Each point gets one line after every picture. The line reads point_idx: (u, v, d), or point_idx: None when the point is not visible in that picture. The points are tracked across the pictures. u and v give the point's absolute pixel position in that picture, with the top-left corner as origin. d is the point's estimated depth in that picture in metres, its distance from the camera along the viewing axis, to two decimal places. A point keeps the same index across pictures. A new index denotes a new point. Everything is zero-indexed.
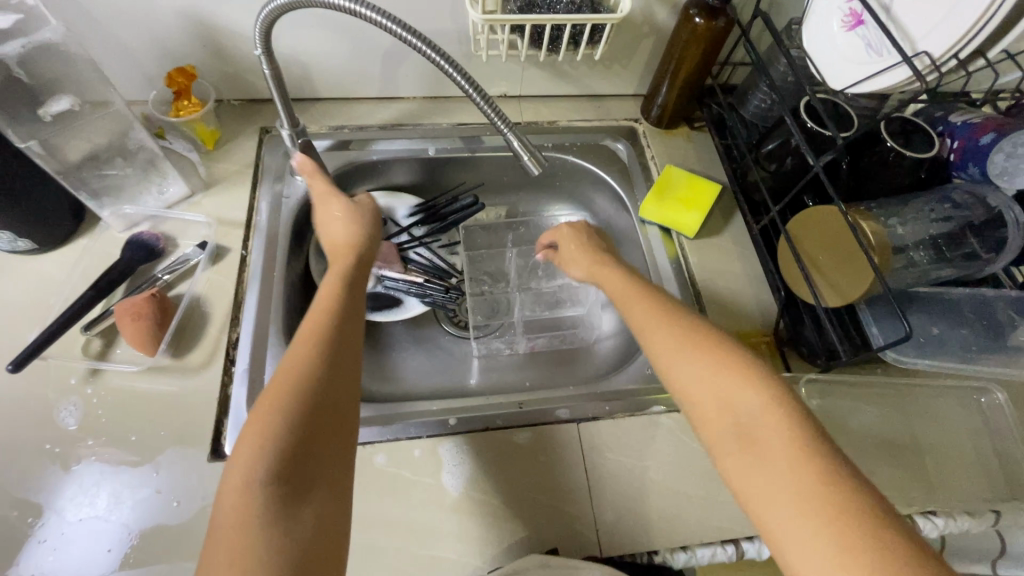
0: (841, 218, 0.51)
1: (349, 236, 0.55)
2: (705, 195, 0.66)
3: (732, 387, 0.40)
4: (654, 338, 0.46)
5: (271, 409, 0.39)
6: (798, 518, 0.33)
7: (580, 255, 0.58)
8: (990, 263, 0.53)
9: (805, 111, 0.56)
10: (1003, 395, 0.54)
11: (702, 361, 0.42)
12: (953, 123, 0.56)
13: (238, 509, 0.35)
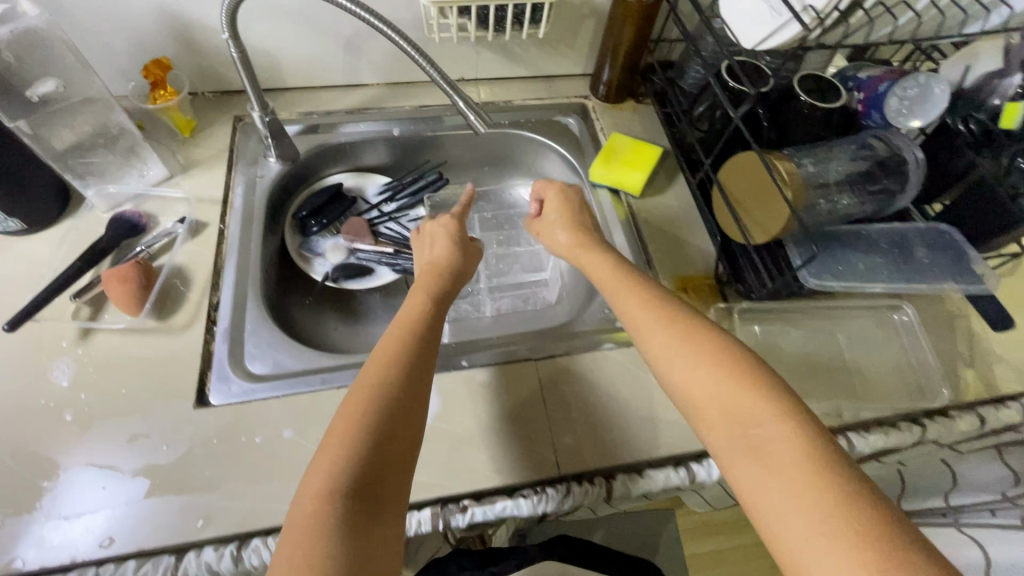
0: (758, 161, 0.57)
1: (440, 253, 0.61)
2: (647, 157, 0.71)
3: (735, 392, 0.42)
4: (652, 341, 0.48)
5: (348, 418, 0.43)
6: (808, 524, 0.35)
7: (565, 214, 0.64)
8: (901, 197, 0.61)
9: (727, 72, 0.62)
10: (911, 309, 0.62)
11: (703, 364, 0.45)
12: (859, 77, 0.63)
13: (306, 519, 0.38)
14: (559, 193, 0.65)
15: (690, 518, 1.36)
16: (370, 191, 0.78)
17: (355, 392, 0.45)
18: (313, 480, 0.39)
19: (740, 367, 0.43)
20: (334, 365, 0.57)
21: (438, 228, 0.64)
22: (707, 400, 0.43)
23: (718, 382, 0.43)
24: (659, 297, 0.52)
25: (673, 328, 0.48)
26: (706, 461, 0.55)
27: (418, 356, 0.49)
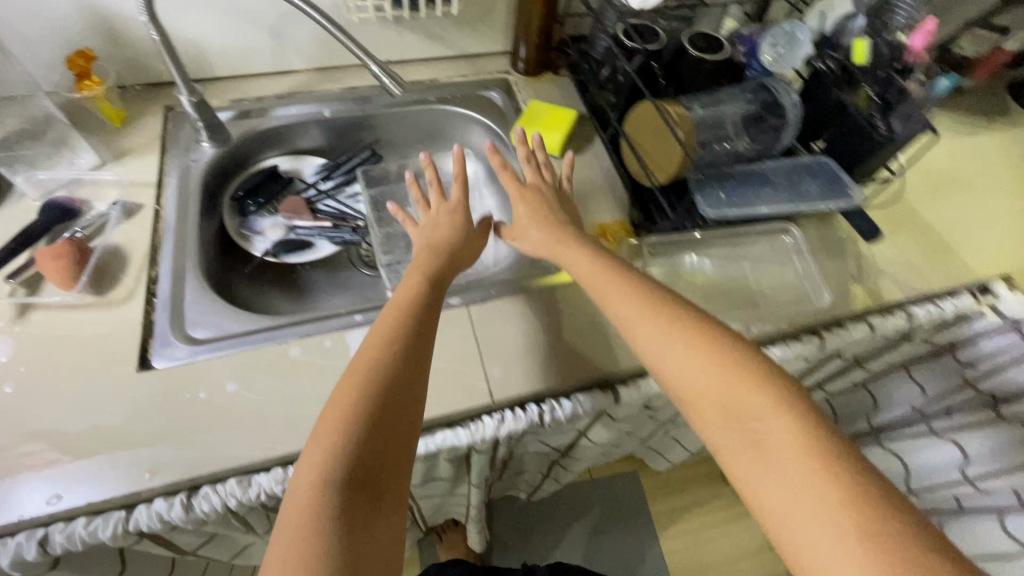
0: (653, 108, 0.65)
1: (440, 235, 0.61)
2: (563, 118, 0.76)
3: (734, 382, 0.45)
4: (640, 331, 0.50)
5: (344, 422, 0.43)
6: (801, 511, 0.38)
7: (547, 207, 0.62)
8: (784, 135, 0.69)
9: (623, 35, 0.68)
10: (798, 230, 0.69)
11: (699, 354, 0.47)
12: (743, 33, 0.71)
13: (304, 509, 0.39)
14: (529, 211, 0.62)
15: (652, 478, 1.43)
16: (306, 172, 0.81)
17: (343, 391, 0.45)
18: (310, 477, 0.40)
19: (737, 360, 0.46)
20: (275, 324, 0.59)
21: (441, 212, 0.63)
22: (705, 390, 0.45)
23: (715, 372, 0.45)
24: (648, 285, 0.53)
25: (668, 316, 0.49)
26: (628, 383, 0.61)
27: (418, 358, 0.49)
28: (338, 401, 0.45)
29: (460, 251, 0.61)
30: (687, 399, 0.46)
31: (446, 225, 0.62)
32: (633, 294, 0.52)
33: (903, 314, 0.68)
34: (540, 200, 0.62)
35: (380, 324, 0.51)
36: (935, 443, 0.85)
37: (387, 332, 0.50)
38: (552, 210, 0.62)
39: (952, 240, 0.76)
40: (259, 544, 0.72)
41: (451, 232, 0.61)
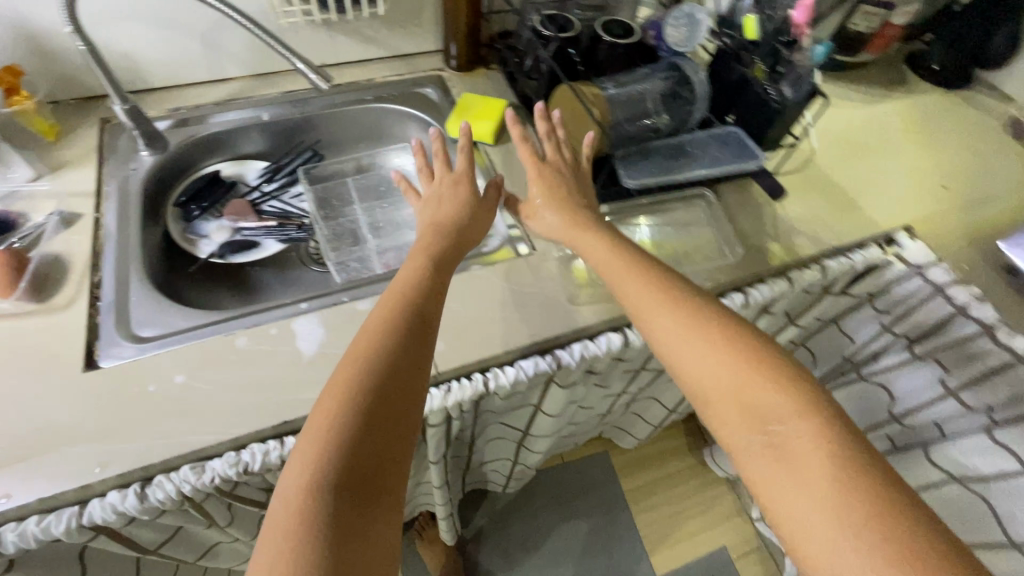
0: (568, 91, 0.72)
1: (445, 213, 0.62)
2: (493, 108, 0.80)
3: (752, 381, 0.46)
4: (660, 327, 0.52)
5: (342, 417, 0.43)
6: (811, 510, 0.40)
7: (557, 183, 0.63)
8: (696, 109, 0.74)
9: (539, 25, 0.73)
10: (712, 193, 0.75)
11: (713, 351, 0.49)
12: (653, 19, 0.77)
13: (295, 511, 0.39)
14: (540, 189, 0.63)
15: (623, 457, 1.47)
16: (249, 176, 0.84)
17: (339, 385, 0.45)
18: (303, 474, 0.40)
19: (760, 360, 0.48)
20: (221, 318, 0.61)
21: (444, 185, 0.65)
22: (722, 387, 0.47)
23: (732, 368, 0.48)
24: (667, 282, 0.54)
25: (685, 312, 0.52)
26: (567, 347, 0.66)
27: (416, 359, 0.48)
28: (334, 393, 0.45)
29: (469, 229, 0.62)
30: (701, 394, 0.48)
31: (459, 208, 0.63)
32: (649, 290, 0.54)
33: (816, 267, 0.74)
34: (555, 180, 0.64)
35: (380, 317, 0.51)
36: (867, 388, 0.92)
37: (391, 329, 0.49)
38: (566, 191, 0.63)
39: (859, 197, 0.83)
40: (226, 542, 0.72)
41: (459, 214, 0.63)
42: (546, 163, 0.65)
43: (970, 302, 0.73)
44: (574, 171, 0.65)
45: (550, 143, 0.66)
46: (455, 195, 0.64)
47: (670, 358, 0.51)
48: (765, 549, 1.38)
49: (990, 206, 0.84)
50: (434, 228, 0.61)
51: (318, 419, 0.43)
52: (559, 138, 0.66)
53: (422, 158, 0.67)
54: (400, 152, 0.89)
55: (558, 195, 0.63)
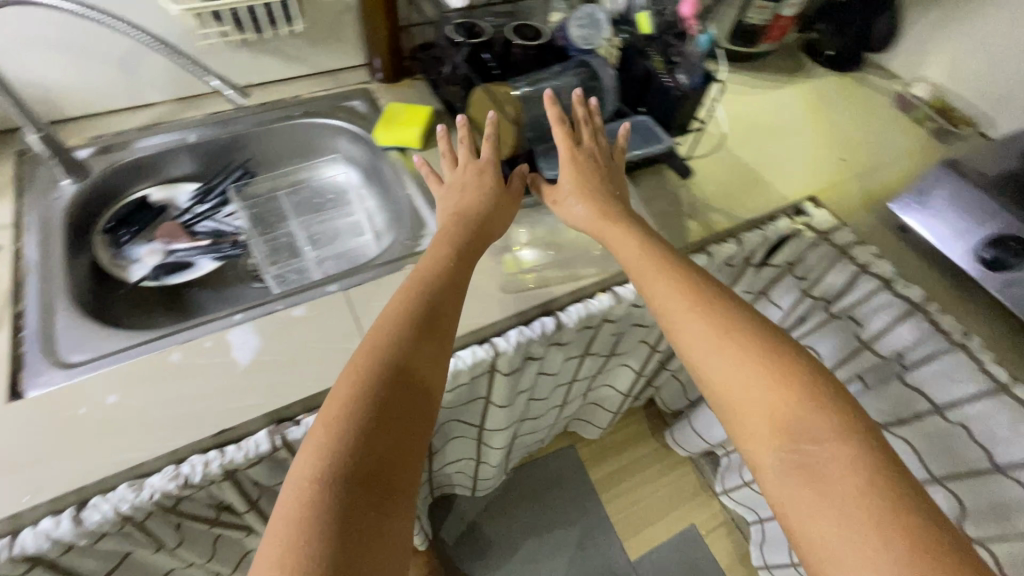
0: (480, 93, 0.75)
1: (467, 203, 0.64)
2: (417, 115, 0.84)
3: (786, 395, 0.49)
4: (692, 339, 0.54)
5: (369, 422, 0.45)
6: (840, 531, 0.43)
7: (588, 171, 0.67)
8: (608, 102, 0.78)
9: (451, 33, 0.77)
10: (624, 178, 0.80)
11: (746, 362, 0.51)
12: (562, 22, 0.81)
13: (302, 504, 0.41)
14: (569, 174, 0.66)
15: (589, 448, 1.51)
16: (181, 199, 0.84)
17: (368, 389, 0.47)
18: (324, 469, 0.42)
19: (799, 374, 0.50)
20: (152, 336, 0.61)
21: (467, 173, 0.67)
22: (755, 398, 0.50)
23: (764, 376, 0.50)
24: (703, 288, 0.57)
25: (719, 318, 0.54)
26: (503, 335, 0.69)
27: (425, 371, 0.50)
28: (355, 392, 0.46)
29: (497, 217, 0.65)
30: (731, 403, 0.51)
31: (486, 199, 0.65)
32: (680, 294, 0.56)
33: (732, 241, 0.81)
34: (585, 167, 0.67)
35: (414, 322, 0.52)
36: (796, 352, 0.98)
37: (416, 334, 0.51)
38: (598, 177, 0.67)
39: (767, 173, 0.89)
40: (181, 568, 0.71)
41: (483, 203, 0.65)
42: (579, 150, 0.68)
43: (869, 260, 0.80)
44: (603, 159, 0.69)
45: (585, 131, 0.69)
46: (489, 190, 0.65)
47: (698, 360, 0.53)
48: (731, 521, 1.43)
49: (880, 174, 0.92)
50: (461, 215, 0.63)
51: (323, 412, 0.46)
52: (592, 125, 0.70)
53: (448, 143, 0.69)
54: (331, 162, 0.92)
55: (588, 186, 0.66)
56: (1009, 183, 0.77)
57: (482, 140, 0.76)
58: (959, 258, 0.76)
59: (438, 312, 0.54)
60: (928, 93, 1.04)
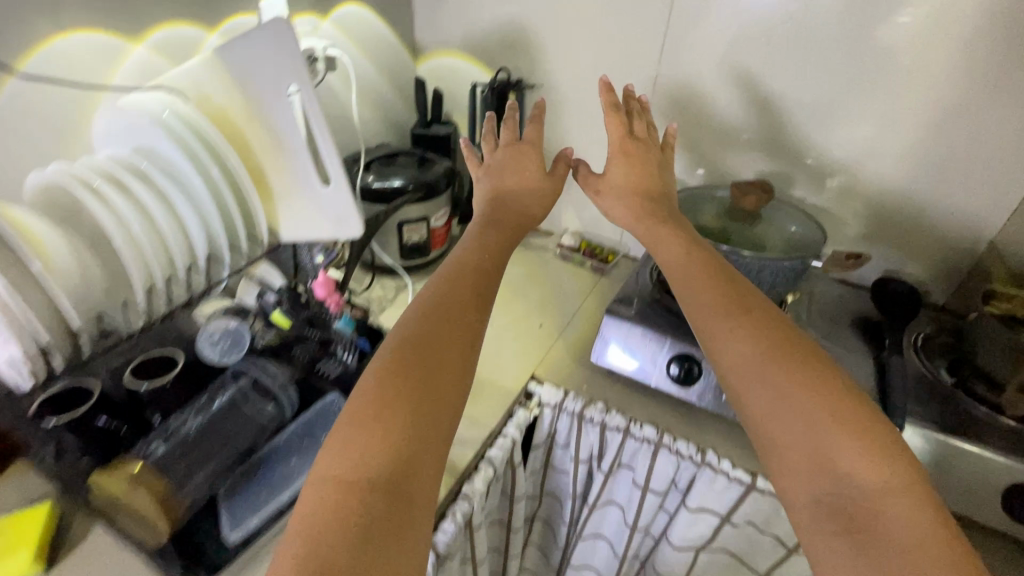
0: (98, 483, 0.57)
1: (516, 186, 0.83)
2: (27, 524, 0.56)
3: (842, 414, 0.52)
4: (727, 312, 0.61)
5: (393, 432, 0.50)
6: (858, 557, 0.46)
7: (642, 150, 0.84)
8: (288, 397, 0.68)
9: (46, 411, 0.60)
10: None
11: (766, 346, 0.57)
12: (203, 331, 0.71)
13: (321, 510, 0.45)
14: (617, 159, 0.83)
15: None
16: None
17: (397, 393, 0.53)
18: (347, 473, 0.48)
19: (836, 387, 0.54)
20: None
21: (515, 170, 0.85)
22: (781, 399, 0.54)
23: (774, 365, 0.56)
24: (718, 281, 0.65)
25: (743, 309, 0.61)
26: None
27: (427, 449, 0.51)
28: (384, 400, 0.52)
29: (544, 196, 0.84)
30: (747, 398, 0.56)
31: (507, 215, 0.79)
32: (716, 284, 0.65)
33: (485, 464, 0.77)
34: (632, 155, 0.82)
35: (436, 345, 0.57)
36: (601, 512, 0.97)
37: (446, 392, 0.55)
38: (648, 157, 0.83)
39: (490, 372, 0.91)
40: None
41: (527, 184, 0.84)
42: (631, 138, 0.84)
43: (605, 417, 0.84)
44: (648, 147, 0.85)
45: (640, 125, 0.87)
46: (478, 265, 0.69)
47: (686, 293, 0.66)
48: None
49: (574, 324, 1.04)
50: (503, 202, 0.81)
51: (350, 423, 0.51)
52: (644, 122, 0.87)
53: (493, 130, 0.89)
54: None
55: (629, 179, 0.82)
56: (656, 306, 0.93)
57: (130, 529, 0.58)
58: (658, 382, 0.87)
59: (455, 402, 0.55)
60: (575, 240, 1.26)
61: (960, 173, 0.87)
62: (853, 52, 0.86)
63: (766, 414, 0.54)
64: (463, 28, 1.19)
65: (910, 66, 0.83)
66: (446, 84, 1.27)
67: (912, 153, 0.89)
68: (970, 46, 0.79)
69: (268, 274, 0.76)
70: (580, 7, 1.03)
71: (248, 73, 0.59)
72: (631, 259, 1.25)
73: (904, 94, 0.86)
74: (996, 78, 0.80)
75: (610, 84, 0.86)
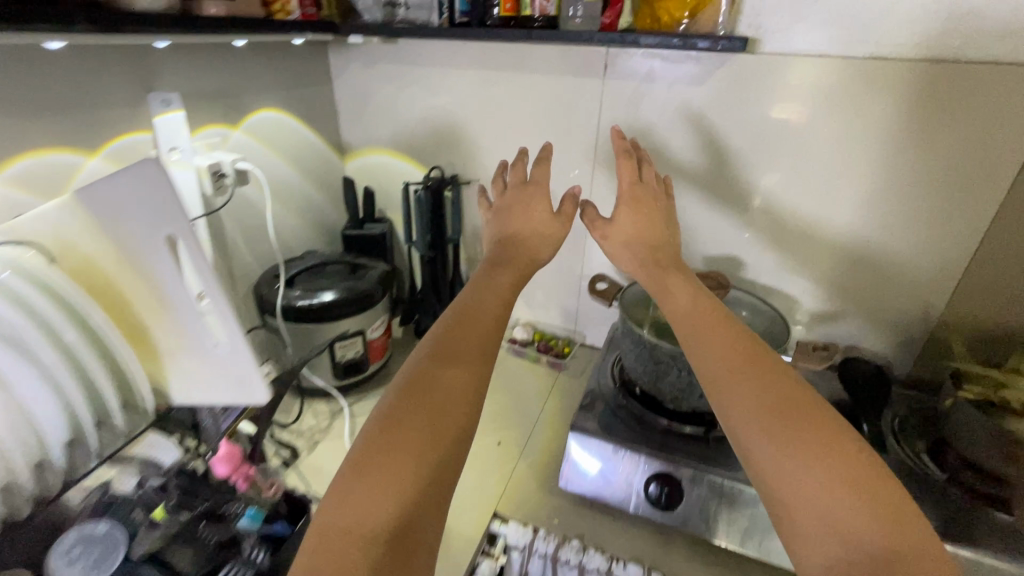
0: None
1: (521, 231, 0.75)
2: None
3: (855, 470, 0.46)
4: (729, 356, 0.54)
5: (396, 482, 0.48)
6: None
7: (654, 205, 0.71)
8: None
9: None
10: None
11: (769, 386, 0.51)
12: (59, 543, 0.55)
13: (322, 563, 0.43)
14: (625, 209, 0.70)
15: None
16: None
17: (398, 439, 0.50)
18: (348, 526, 0.45)
19: (846, 443, 0.48)
20: None
21: (519, 219, 0.75)
22: (790, 462, 0.47)
23: (779, 412, 0.49)
24: (717, 313, 0.58)
25: (745, 357, 0.53)
26: None
27: (429, 507, 0.48)
28: (386, 448, 0.49)
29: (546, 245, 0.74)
30: (753, 454, 0.49)
31: (508, 267, 0.70)
32: (715, 325, 0.57)
33: None
34: (644, 205, 0.70)
35: (433, 389, 0.54)
36: None
37: (455, 444, 0.52)
38: (660, 206, 0.72)
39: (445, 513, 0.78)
40: None
41: (529, 232, 0.75)
42: (641, 185, 0.73)
43: (584, 557, 0.71)
44: (659, 201, 0.72)
45: (648, 173, 0.75)
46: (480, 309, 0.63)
47: (691, 335, 0.57)
48: None
49: (536, 437, 0.94)
50: (505, 246, 0.74)
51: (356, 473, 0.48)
52: (654, 173, 0.75)
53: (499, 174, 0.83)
54: None
55: (640, 230, 0.69)
56: (622, 413, 0.85)
57: None
58: (637, 507, 0.77)
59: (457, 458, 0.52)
60: (528, 332, 1.18)
61: (898, 253, 0.87)
62: (784, 140, 0.86)
63: (770, 462, 0.47)
64: (391, 126, 1.14)
65: (835, 154, 0.84)
66: (378, 181, 1.21)
67: (850, 236, 0.89)
68: (889, 137, 0.80)
69: (158, 453, 0.66)
70: (510, 104, 1.02)
71: (121, 221, 0.48)
72: (588, 348, 1.19)
73: (834, 180, 0.86)
74: (918, 166, 0.81)
75: (621, 133, 0.77)
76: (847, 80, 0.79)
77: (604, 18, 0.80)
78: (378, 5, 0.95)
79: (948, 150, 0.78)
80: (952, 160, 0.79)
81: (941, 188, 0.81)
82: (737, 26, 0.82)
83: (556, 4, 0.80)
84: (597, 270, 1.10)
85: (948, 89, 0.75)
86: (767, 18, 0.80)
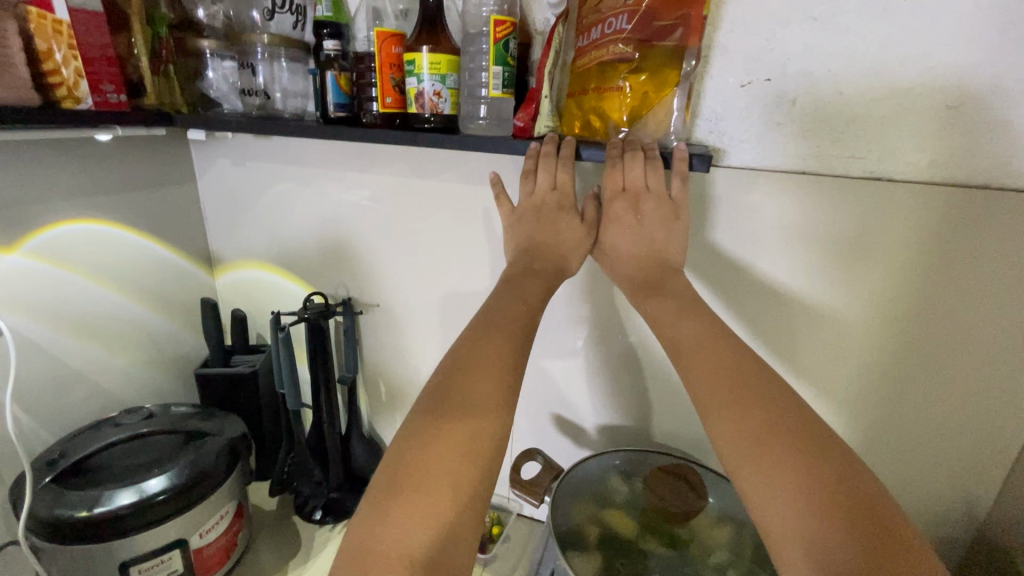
0: None
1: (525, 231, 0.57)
2: None
3: (828, 458, 0.39)
4: (716, 367, 0.45)
5: (438, 490, 0.38)
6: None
7: (645, 218, 0.54)
8: None
9: None
10: None
11: (756, 406, 0.42)
12: None
13: (361, 543, 0.36)
14: (615, 212, 0.54)
15: None
16: None
17: (441, 427, 0.41)
18: (384, 544, 0.36)
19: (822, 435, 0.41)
20: None
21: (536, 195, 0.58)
22: (764, 452, 0.40)
23: (752, 410, 0.42)
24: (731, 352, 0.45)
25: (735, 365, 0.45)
26: None
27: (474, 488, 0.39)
28: (427, 439, 0.40)
29: (553, 260, 0.55)
30: (730, 443, 0.41)
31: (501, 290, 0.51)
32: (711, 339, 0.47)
33: None
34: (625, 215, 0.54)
35: (470, 372, 0.44)
36: None
37: (489, 426, 0.41)
38: (653, 206, 0.53)
39: None
40: None
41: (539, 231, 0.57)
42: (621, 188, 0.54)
43: None
44: (648, 204, 0.53)
45: (635, 167, 0.53)
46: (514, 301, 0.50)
47: (717, 413, 0.43)
48: None
49: None
50: None
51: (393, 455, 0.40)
52: (643, 165, 0.53)
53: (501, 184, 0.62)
54: None
55: (637, 238, 0.54)
56: None
57: None
58: None
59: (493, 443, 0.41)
60: None
61: (926, 367, 0.62)
62: (766, 251, 0.64)
63: (752, 477, 0.40)
64: (268, 236, 0.89)
65: (829, 278, 0.62)
66: (256, 300, 0.95)
67: (872, 326, 0.63)
68: (901, 238, 0.59)
69: None
70: (415, 216, 0.79)
71: None
72: (524, 522, 0.90)
73: (838, 274, 0.62)
74: (935, 270, 0.59)
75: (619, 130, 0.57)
76: (834, 192, 0.59)
77: (517, 120, 0.59)
78: (235, 92, 0.71)
79: (976, 301, 0.58)
80: (980, 315, 0.58)
81: (968, 333, 0.59)
82: (693, 134, 0.63)
83: (453, 101, 0.59)
84: (532, 423, 0.84)
85: (952, 219, 0.56)
86: (730, 124, 0.61)
